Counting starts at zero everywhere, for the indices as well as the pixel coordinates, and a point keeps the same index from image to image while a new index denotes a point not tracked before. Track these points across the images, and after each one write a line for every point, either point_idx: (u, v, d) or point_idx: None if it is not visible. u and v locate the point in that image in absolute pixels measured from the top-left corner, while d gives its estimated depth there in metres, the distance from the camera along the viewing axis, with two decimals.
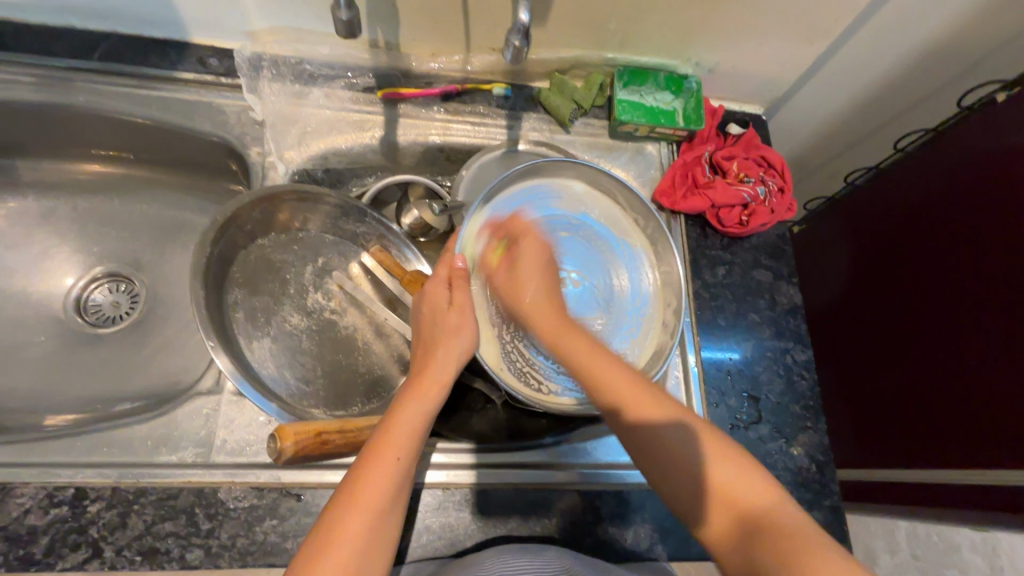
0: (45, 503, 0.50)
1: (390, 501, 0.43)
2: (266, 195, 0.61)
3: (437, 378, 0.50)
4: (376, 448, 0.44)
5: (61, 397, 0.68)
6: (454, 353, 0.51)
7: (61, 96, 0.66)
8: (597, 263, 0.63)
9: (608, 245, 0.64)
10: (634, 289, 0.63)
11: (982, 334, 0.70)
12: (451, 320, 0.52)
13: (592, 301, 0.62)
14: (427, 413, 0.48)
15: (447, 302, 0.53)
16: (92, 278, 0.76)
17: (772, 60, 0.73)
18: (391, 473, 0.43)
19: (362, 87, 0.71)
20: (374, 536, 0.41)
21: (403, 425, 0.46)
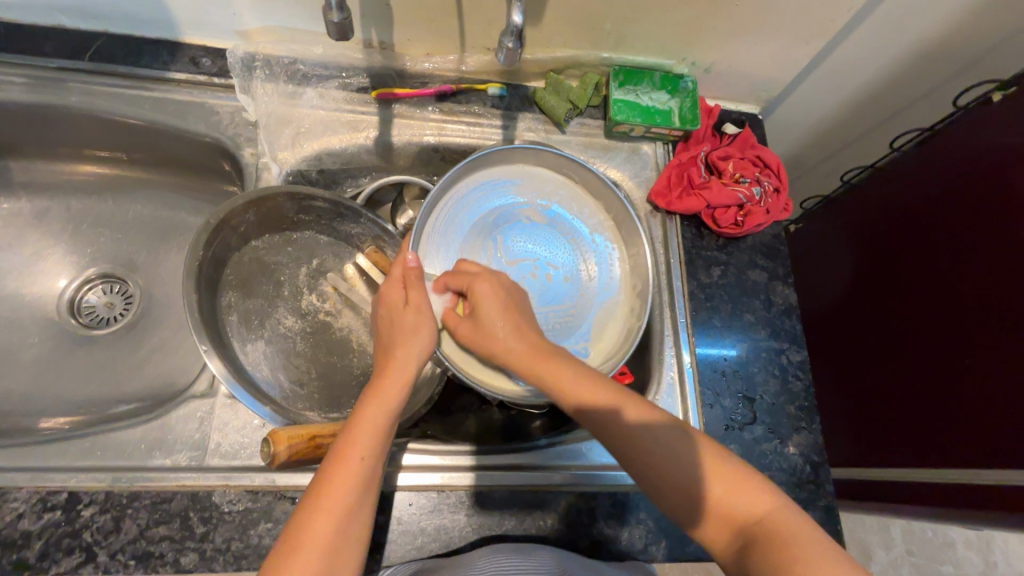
0: (39, 507, 0.50)
1: (356, 503, 0.43)
2: (258, 197, 0.61)
3: (398, 374, 0.49)
4: (338, 455, 0.44)
5: (55, 400, 0.68)
6: (415, 350, 0.50)
7: (53, 97, 0.65)
8: (564, 251, 0.64)
9: (579, 236, 0.65)
10: (603, 279, 0.64)
11: (982, 335, 0.69)
12: (409, 317, 0.51)
13: (561, 288, 0.63)
14: (391, 414, 0.47)
15: (404, 302, 0.52)
16: (85, 280, 0.75)
17: (767, 60, 0.73)
18: (353, 476, 0.43)
19: (356, 87, 0.71)
20: (342, 540, 0.41)
21: (366, 426, 0.46)
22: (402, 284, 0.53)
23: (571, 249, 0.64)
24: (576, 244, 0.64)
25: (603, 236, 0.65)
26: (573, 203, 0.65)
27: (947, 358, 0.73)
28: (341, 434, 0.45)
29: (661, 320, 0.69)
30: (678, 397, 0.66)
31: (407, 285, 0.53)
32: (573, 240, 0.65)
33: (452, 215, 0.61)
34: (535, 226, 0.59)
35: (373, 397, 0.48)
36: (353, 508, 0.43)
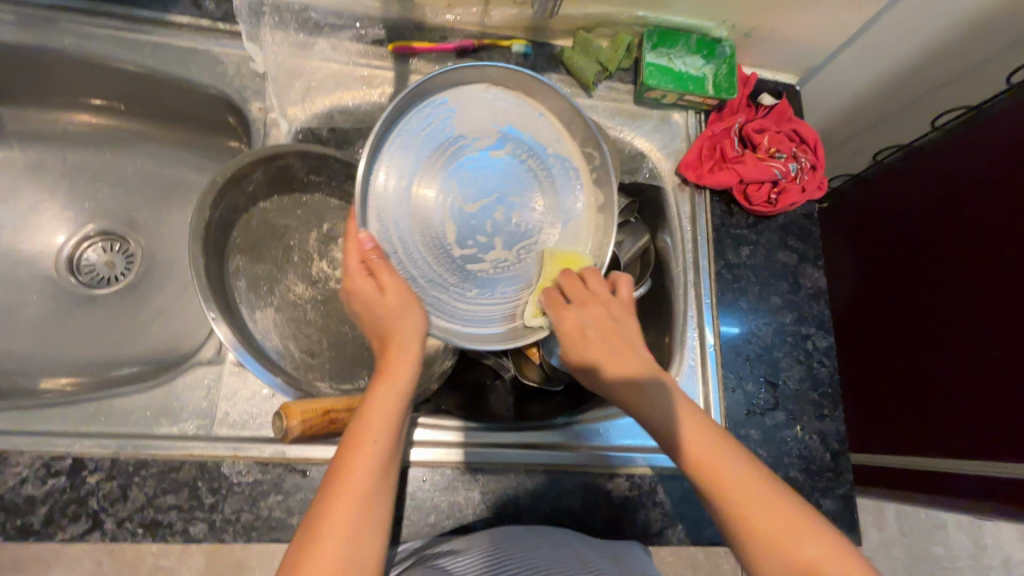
0: (42, 473, 0.49)
1: (372, 496, 0.40)
2: (267, 155, 0.57)
3: (408, 353, 0.45)
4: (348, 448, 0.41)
5: (56, 360, 0.66)
6: (411, 334, 0.45)
7: (44, 37, 0.60)
8: (527, 180, 0.55)
9: (538, 158, 0.56)
10: (566, 203, 0.56)
11: (1005, 333, 0.67)
12: (389, 302, 0.46)
13: (523, 221, 0.55)
14: (403, 395, 0.44)
15: (377, 289, 0.46)
16: (85, 237, 0.72)
17: (813, 24, 0.68)
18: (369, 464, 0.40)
19: (371, 39, 0.66)
20: (362, 528, 0.39)
21: (376, 409, 0.42)
22: (366, 271, 0.46)
23: (532, 178, 0.55)
24: (534, 167, 0.55)
25: (565, 156, 0.56)
26: (527, 117, 0.55)
27: (965, 352, 0.72)
28: (352, 419, 0.43)
29: (684, 299, 0.67)
30: (699, 379, 0.64)
31: (372, 271, 0.46)
32: (533, 164, 0.55)
33: (403, 149, 0.51)
34: (507, 181, 0.54)
35: (381, 380, 0.44)
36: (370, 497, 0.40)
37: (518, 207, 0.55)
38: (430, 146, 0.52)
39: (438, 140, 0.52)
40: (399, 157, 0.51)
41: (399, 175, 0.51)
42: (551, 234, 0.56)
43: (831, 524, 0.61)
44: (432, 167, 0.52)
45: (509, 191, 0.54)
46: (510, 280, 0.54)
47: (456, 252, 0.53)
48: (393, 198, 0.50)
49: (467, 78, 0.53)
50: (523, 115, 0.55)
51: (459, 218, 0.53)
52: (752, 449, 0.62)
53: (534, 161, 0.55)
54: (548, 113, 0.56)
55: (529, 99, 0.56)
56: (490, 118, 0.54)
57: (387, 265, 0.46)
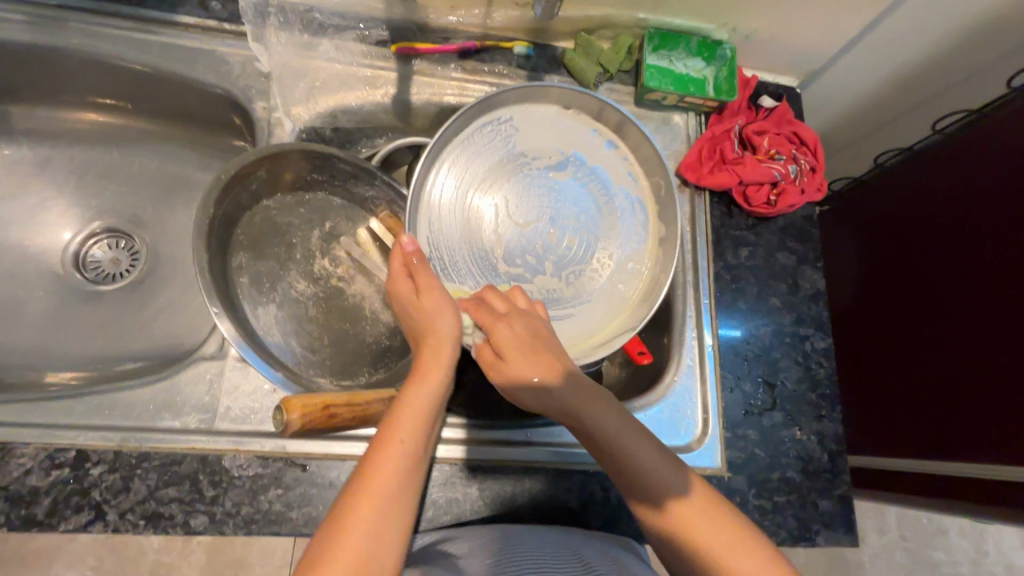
0: (47, 464, 0.49)
1: (399, 488, 0.39)
2: (271, 153, 0.58)
3: (442, 355, 0.47)
4: (383, 442, 0.41)
5: (61, 355, 0.67)
6: (448, 331, 0.48)
7: (53, 37, 0.61)
8: (591, 208, 0.58)
9: (604, 188, 0.59)
10: (624, 238, 0.59)
11: (1006, 335, 0.67)
12: (428, 302, 0.48)
13: (575, 246, 0.57)
14: (439, 397, 0.46)
15: (413, 290, 0.49)
16: (91, 234, 0.73)
17: (812, 28, 0.68)
18: (404, 454, 0.41)
19: (375, 40, 0.67)
20: (387, 521, 0.38)
21: (413, 406, 0.44)
22: (407, 275, 0.50)
23: (592, 202, 0.59)
24: (598, 195, 0.59)
25: (631, 191, 0.60)
26: (593, 147, 0.59)
27: (963, 355, 0.72)
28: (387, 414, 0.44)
29: (683, 300, 0.67)
30: (697, 379, 0.65)
31: (412, 274, 0.50)
32: (594, 192, 0.59)
33: (465, 160, 0.56)
34: (564, 203, 0.58)
35: (418, 380, 0.46)
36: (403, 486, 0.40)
37: (573, 229, 0.58)
38: (489, 161, 0.56)
39: (503, 155, 0.57)
40: (457, 171, 0.56)
41: (459, 187, 0.56)
42: (604, 265, 0.58)
43: (828, 524, 0.62)
44: (490, 181, 0.56)
45: (567, 212, 0.58)
46: (556, 305, 0.56)
47: (505, 268, 0.56)
48: (450, 207, 0.55)
49: (536, 100, 0.58)
50: (594, 146, 0.59)
51: (513, 234, 0.57)
52: (750, 449, 0.63)
53: (597, 188, 0.59)
54: (619, 145, 0.60)
55: (589, 121, 0.60)
56: (554, 143, 0.58)
57: (425, 266, 0.50)
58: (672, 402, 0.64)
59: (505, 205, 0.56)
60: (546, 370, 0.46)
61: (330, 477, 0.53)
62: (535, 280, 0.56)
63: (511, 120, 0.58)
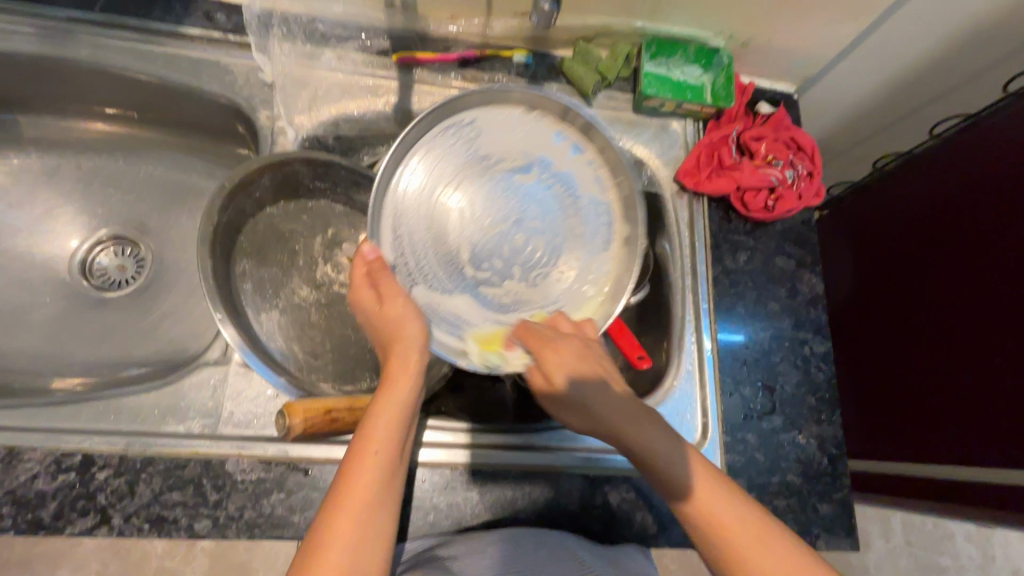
0: (53, 469, 0.50)
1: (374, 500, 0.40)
2: (275, 162, 0.59)
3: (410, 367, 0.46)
4: (351, 461, 0.41)
5: (68, 360, 0.68)
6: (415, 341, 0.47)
7: (61, 49, 0.62)
8: (554, 212, 0.58)
9: (570, 193, 0.59)
10: (590, 246, 0.58)
11: (1004, 340, 0.67)
12: (390, 310, 0.48)
13: (540, 251, 0.57)
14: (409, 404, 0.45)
15: (376, 299, 0.48)
16: (97, 241, 0.74)
17: (809, 35, 0.69)
18: (373, 475, 0.41)
19: (376, 50, 0.68)
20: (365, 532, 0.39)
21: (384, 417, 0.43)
22: (369, 283, 0.49)
23: (557, 206, 0.58)
24: (563, 199, 0.58)
25: (598, 198, 0.59)
26: (561, 150, 0.59)
27: (961, 358, 0.72)
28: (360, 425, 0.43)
29: (682, 304, 0.68)
30: (697, 384, 0.65)
31: (373, 281, 0.49)
32: (559, 194, 0.58)
33: (433, 157, 0.56)
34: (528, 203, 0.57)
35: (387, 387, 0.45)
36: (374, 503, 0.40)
37: (537, 231, 0.58)
38: (457, 161, 0.56)
39: (466, 156, 0.57)
40: (420, 171, 0.56)
41: (421, 189, 0.56)
42: (567, 273, 0.58)
43: (829, 528, 0.62)
44: (453, 181, 0.56)
45: (533, 217, 0.57)
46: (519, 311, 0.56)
47: (472, 272, 0.56)
48: (412, 208, 0.55)
49: (503, 103, 0.58)
50: (564, 146, 0.59)
51: (478, 235, 0.56)
52: (750, 453, 0.63)
53: (561, 190, 0.58)
54: (593, 153, 0.59)
55: (562, 125, 0.59)
56: (517, 143, 0.58)
57: (388, 274, 0.49)
58: (671, 406, 0.64)
59: (470, 208, 0.56)
60: (612, 400, 0.47)
61: (331, 481, 0.54)
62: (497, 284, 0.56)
63: (476, 121, 0.58)
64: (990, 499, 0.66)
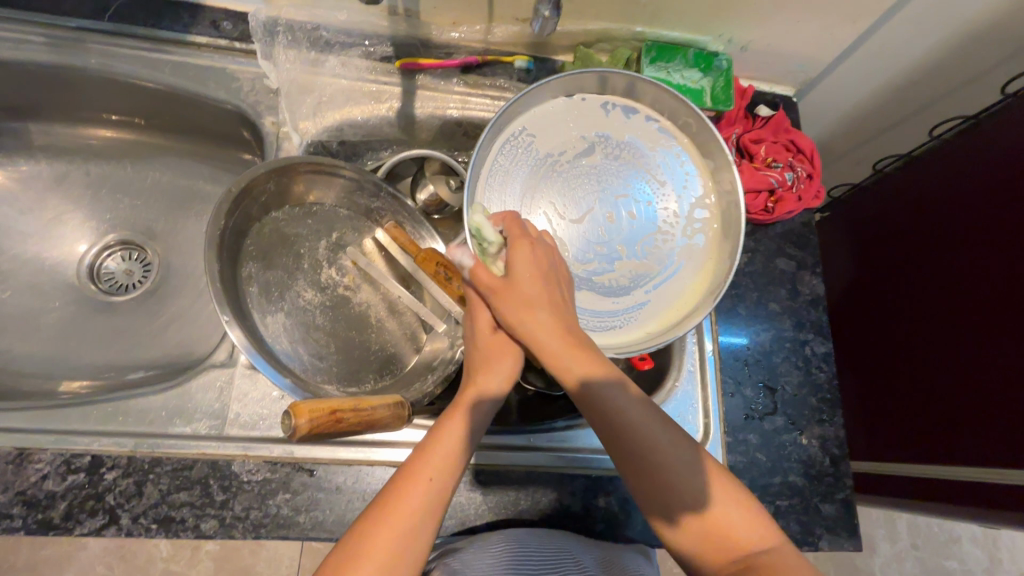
0: (63, 469, 0.51)
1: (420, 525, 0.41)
2: (281, 166, 0.60)
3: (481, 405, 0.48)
4: (415, 464, 0.43)
5: (76, 363, 0.69)
6: (495, 377, 0.49)
7: (70, 57, 0.64)
8: (638, 184, 0.58)
9: (641, 156, 0.58)
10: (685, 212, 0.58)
11: (1010, 339, 0.67)
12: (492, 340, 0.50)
13: (637, 226, 0.57)
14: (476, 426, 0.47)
15: (488, 324, 0.50)
16: (105, 246, 0.75)
17: (807, 39, 0.70)
18: (429, 483, 0.42)
19: (380, 56, 0.69)
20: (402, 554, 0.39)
21: (447, 443, 0.45)
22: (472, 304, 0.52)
23: (633, 170, 0.58)
24: (637, 165, 0.58)
25: (670, 151, 0.59)
26: (617, 117, 0.58)
27: (961, 360, 0.72)
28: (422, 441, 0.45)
29: None
30: (698, 385, 0.65)
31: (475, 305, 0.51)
32: (631, 160, 0.58)
33: (509, 168, 0.55)
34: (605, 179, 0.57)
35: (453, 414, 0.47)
36: (427, 509, 0.41)
37: (628, 205, 0.57)
38: (529, 167, 0.56)
39: (535, 160, 0.56)
40: (499, 194, 0.55)
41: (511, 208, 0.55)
42: (670, 241, 0.57)
43: (831, 528, 0.62)
44: (533, 191, 0.55)
45: (617, 191, 0.57)
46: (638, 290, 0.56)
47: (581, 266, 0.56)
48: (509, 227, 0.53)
49: (539, 100, 0.57)
50: (624, 113, 0.58)
51: (574, 230, 0.56)
52: (752, 453, 0.63)
53: (631, 156, 0.58)
54: (655, 117, 0.59)
55: (606, 96, 0.58)
56: (571, 124, 0.57)
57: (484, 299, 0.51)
58: (673, 407, 0.64)
59: (559, 207, 0.56)
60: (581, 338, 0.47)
61: (336, 482, 0.54)
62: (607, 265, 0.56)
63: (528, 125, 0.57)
64: (992, 500, 0.65)
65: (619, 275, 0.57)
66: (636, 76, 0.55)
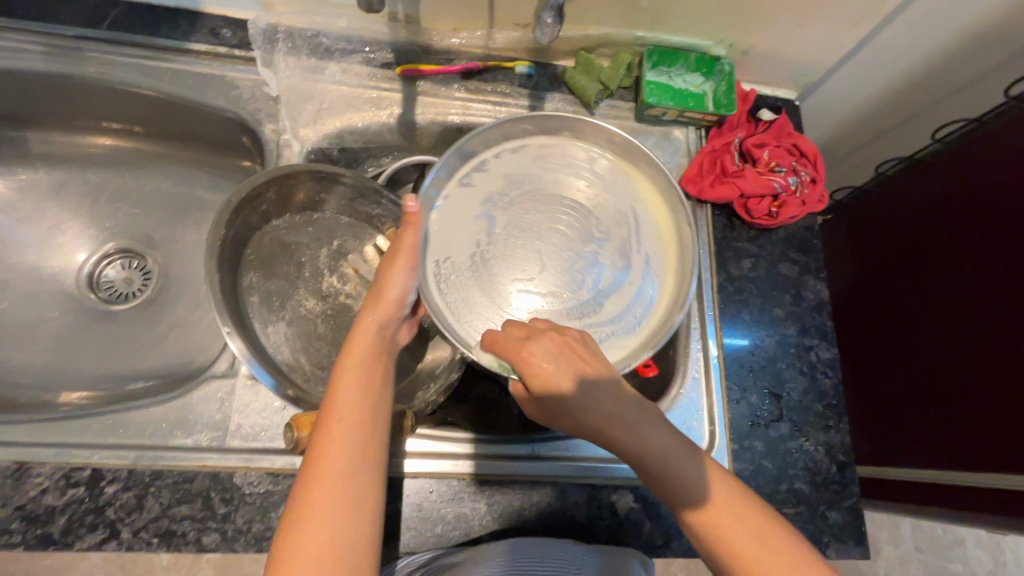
0: (62, 483, 0.50)
1: (352, 456, 0.41)
2: (281, 175, 0.59)
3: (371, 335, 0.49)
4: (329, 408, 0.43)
5: (76, 374, 0.68)
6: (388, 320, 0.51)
7: (69, 65, 0.63)
8: (558, 199, 0.58)
9: (545, 176, 0.59)
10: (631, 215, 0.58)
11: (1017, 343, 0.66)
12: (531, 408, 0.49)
13: (583, 228, 0.57)
14: (373, 349, 0.49)
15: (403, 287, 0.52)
16: (105, 254, 0.75)
17: (809, 43, 0.69)
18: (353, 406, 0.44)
19: (380, 62, 0.68)
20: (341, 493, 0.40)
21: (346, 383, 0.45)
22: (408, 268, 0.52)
23: (546, 196, 0.58)
24: (544, 186, 0.58)
25: (556, 164, 0.59)
26: (491, 161, 0.58)
27: (963, 364, 0.72)
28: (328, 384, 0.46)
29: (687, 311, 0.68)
30: (703, 391, 0.65)
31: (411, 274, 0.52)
32: (538, 186, 0.58)
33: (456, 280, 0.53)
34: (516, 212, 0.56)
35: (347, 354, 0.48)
36: (357, 450, 0.42)
37: (566, 221, 0.57)
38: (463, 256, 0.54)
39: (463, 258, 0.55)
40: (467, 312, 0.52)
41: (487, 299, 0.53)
42: (618, 227, 0.58)
43: (838, 536, 0.61)
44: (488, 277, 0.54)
45: (556, 218, 0.57)
46: (635, 278, 0.56)
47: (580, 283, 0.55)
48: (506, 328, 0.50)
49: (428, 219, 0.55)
50: (494, 158, 0.59)
51: (553, 270, 0.56)
52: (757, 460, 0.63)
53: (534, 181, 0.59)
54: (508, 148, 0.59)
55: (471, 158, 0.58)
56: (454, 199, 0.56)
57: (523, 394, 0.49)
58: (678, 414, 0.64)
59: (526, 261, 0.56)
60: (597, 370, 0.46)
61: None
62: (593, 261, 0.57)
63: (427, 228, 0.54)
64: (1002, 505, 0.64)
65: (594, 261, 0.56)
66: (470, 135, 0.55)
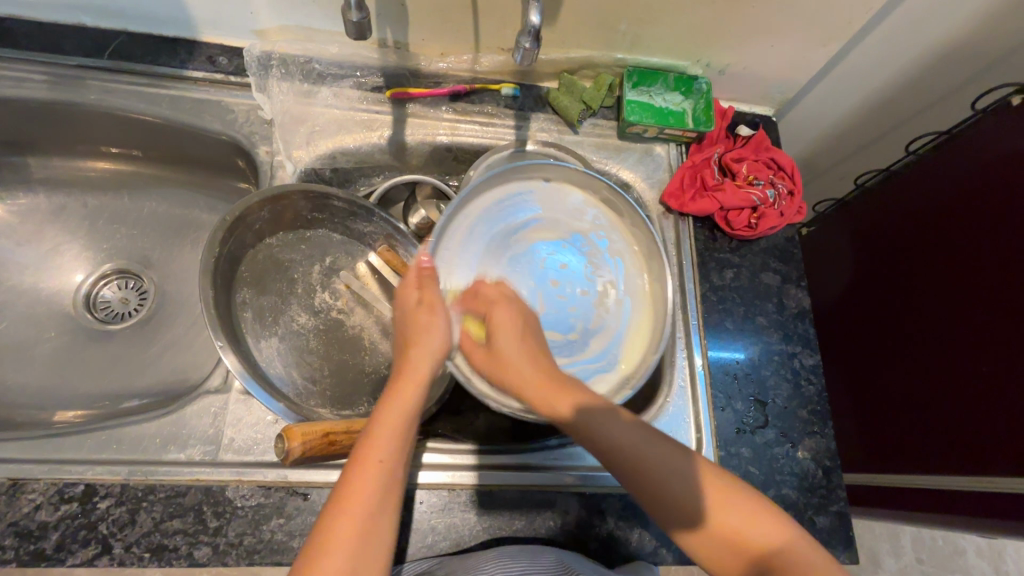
0: (56, 499, 0.51)
1: (378, 503, 0.42)
2: (273, 195, 0.62)
3: (419, 372, 0.49)
4: (364, 444, 0.44)
5: (71, 392, 0.69)
6: (430, 349, 0.50)
7: (71, 93, 0.66)
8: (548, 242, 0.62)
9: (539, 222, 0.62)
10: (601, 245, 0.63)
11: (1008, 339, 0.66)
12: (422, 317, 0.52)
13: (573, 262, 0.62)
14: (409, 413, 0.47)
15: (417, 301, 0.53)
16: (101, 275, 0.76)
17: (783, 62, 0.72)
18: (374, 480, 0.42)
19: (370, 86, 0.71)
20: (365, 536, 0.40)
21: (387, 422, 0.45)
22: (416, 285, 0.54)
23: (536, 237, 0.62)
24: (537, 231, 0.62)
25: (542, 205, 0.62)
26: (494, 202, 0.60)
27: (940, 372, 0.74)
28: (366, 427, 0.45)
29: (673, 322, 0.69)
30: (690, 403, 0.66)
31: (421, 286, 0.53)
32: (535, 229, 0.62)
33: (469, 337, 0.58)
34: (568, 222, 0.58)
35: (395, 391, 0.48)
36: (383, 491, 0.42)
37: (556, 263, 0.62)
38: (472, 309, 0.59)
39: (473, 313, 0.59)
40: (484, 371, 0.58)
41: None
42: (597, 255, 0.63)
43: (826, 541, 0.62)
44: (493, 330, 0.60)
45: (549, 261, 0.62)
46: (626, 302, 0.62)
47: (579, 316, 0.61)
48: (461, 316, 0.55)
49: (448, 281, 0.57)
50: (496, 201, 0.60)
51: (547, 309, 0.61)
52: (744, 466, 0.63)
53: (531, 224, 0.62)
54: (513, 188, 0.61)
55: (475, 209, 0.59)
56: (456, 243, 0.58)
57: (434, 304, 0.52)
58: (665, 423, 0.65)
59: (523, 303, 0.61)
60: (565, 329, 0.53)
61: None
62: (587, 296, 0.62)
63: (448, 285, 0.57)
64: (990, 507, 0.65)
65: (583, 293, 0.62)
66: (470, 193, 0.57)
